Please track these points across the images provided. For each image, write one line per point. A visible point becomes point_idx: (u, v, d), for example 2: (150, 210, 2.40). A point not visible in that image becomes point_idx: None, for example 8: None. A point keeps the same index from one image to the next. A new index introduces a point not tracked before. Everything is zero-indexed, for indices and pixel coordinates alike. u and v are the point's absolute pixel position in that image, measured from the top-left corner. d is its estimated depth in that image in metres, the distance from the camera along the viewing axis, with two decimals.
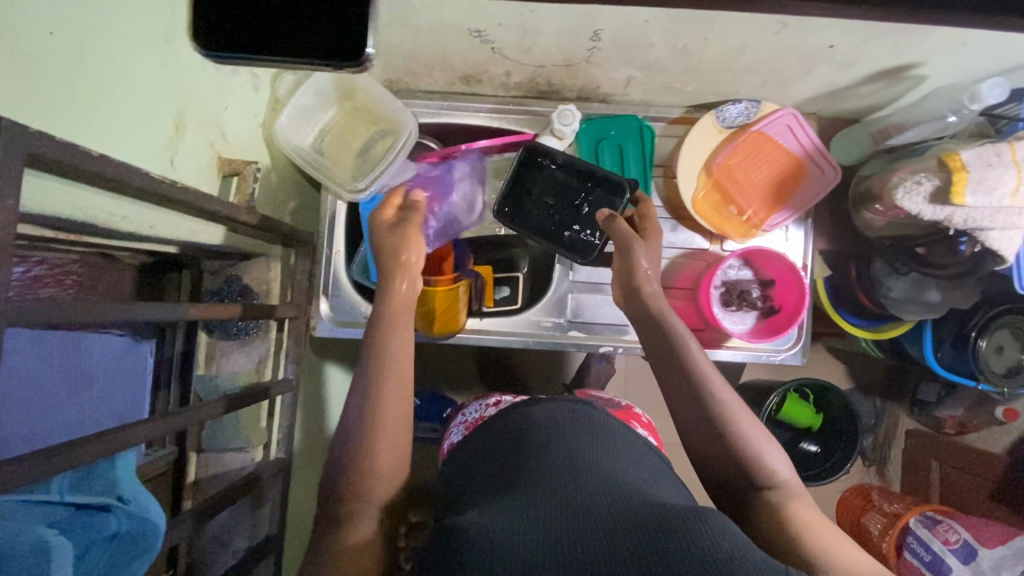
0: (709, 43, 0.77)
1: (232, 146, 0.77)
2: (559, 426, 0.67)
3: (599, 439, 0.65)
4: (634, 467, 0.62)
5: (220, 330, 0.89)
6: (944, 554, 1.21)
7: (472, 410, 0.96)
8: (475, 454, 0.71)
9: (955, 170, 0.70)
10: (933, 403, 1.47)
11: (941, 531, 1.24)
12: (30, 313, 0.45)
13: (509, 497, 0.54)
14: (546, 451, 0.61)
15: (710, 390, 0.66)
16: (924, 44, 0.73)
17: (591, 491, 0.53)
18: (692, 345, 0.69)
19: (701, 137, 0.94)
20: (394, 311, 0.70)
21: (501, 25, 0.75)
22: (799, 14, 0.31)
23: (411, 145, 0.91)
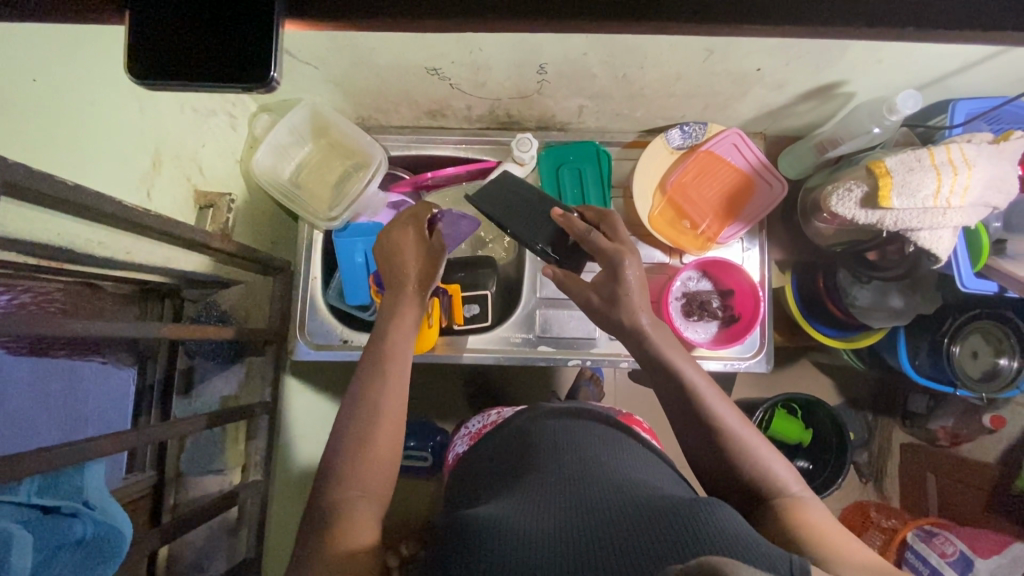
0: (647, 70, 0.84)
1: (209, 180, 0.82)
2: (567, 430, 0.69)
3: (609, 449, 0.65)
4: (643, 471, 0.62)
5: (199, 354, 0.92)
6: (942, 568, 1.20)
7: (476, 422, 0.98)
8: (474, 464, 0.74)
9: (881, 175, 0.76)
10: (923, 414, 1.47)
11: (937, 543, 1.24)
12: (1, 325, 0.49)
13: (528, 498, 0.55)
14: (550, 452, 0.64)
15: (705, 407, 0.70)
16: (842, 63, 0.80)
17: (602, 487, 0.56)
18: (688, 369, 0.72)
19: (653, 159, 1.00)
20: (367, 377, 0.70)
21: (455, 63, 0.82)
22: (666, 29, 0.35)
23: (380, 174, 0.97)
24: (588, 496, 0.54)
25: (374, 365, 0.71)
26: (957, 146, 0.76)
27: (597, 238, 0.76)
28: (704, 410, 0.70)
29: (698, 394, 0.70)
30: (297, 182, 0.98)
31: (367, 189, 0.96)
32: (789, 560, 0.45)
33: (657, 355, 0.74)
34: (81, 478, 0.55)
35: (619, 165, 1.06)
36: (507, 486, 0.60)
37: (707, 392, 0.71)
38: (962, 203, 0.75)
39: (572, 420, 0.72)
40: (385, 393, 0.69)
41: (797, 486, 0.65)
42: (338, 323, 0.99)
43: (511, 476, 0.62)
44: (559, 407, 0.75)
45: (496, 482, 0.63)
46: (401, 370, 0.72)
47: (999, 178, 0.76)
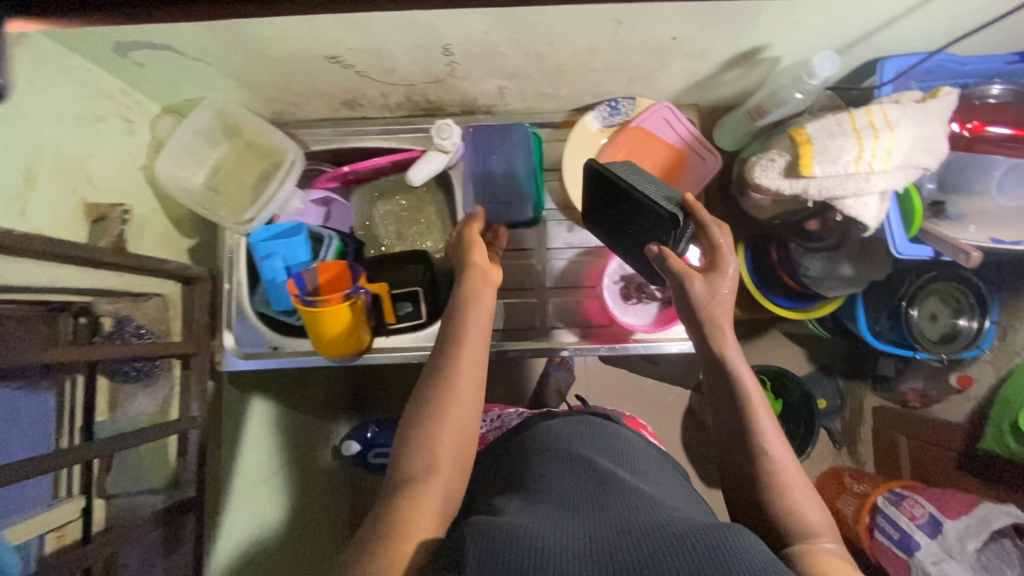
0: (558, 46, 0.79)
1: (102, 191, 0.78)
2: (595, 450, 0.77)
3: (631, 468, 0.75)
4: (658, 489, 0.72)
5: (118, 373, 0.89)
6: (912, 531, 1.22)
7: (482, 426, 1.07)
8: (510, 476, 0.78)
9: (801, 143, 0.73)
10: (892, 377, 1.48)
11: (907, 507, 1.25)
12: None
13: (561, 520, 0.60)
14: (581, 473, 0.71)
15: (751, 419, 0.69)
16: (759, 29, 0.76)
17: (619, 498, 0.65)
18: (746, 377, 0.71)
19: (584, 138, 0.96)
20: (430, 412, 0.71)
21: (352, 49, 0.78)
22: None
23: (295, 171, 0.95)
24: (610, 509, 0.63)
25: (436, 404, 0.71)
26: (879, 107, 0.72)
27: (715, 232, 0.73)
28: (749, 423, 0.69)
29: (749, 406, 0.69)
30: (213, 186, 0.94)
31: (283, 186, 0.94)
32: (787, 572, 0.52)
33: (718, 360, 0.72)
34: None
35: (552, 147, 1.02)
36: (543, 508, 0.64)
37: (755, 403, 0.69)
38: (885, 167, 0.72)
39: (592, 425, 0.85)
40: (456, 409, 0.71)
41: (827, 535, 0.62)
42: (267, 329, 0.97)
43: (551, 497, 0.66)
44: (590, 425, 0.84)
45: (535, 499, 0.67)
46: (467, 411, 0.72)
47: (925, 138, 0.72)
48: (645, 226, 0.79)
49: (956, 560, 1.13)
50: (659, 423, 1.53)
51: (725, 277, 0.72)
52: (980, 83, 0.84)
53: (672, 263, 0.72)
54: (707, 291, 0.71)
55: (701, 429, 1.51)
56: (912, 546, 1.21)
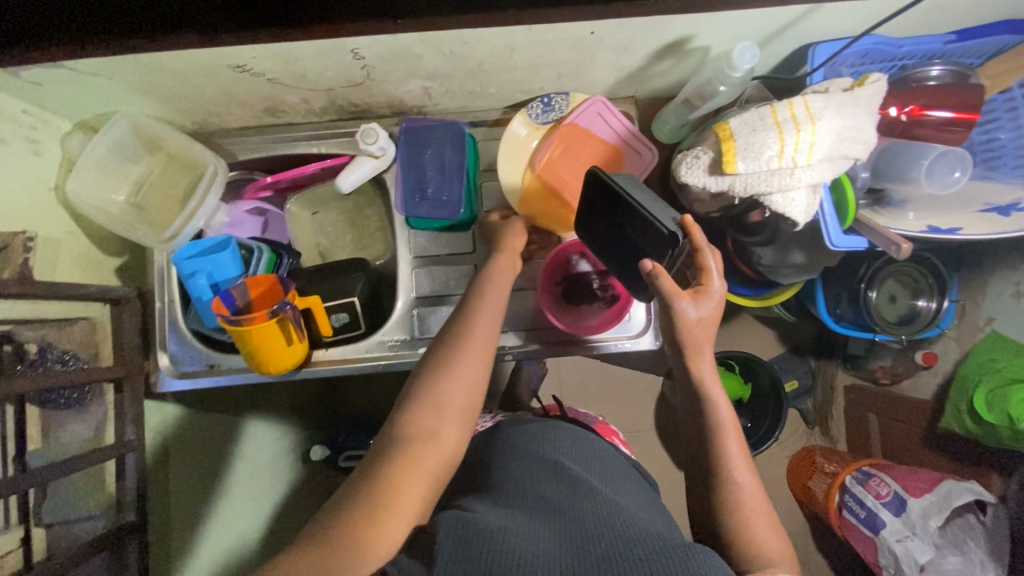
0: (474, 45, 0.76)
1: (6, 218, 0.74)
2: (567, 452, 0.76)
3: (601, 473, 0.74)
4: (625, 495, 0.71)
5: (47, 401, 0.84)
6: (878, 509, 1.23)
7: None
8: (478, 470, 0.78)
9: (724, 139, 0.70)
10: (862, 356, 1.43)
11: (873, 486, 1.26)
12: None
13: (535, 525, 0.60)
14: (554, 482, 0.69)
15: (722, 442, 0.70)
16: (679, 20, 0.73)
17: (592, 502, 0.65)
18: (722, 400, 0.72)
19: (515, 138, 0.93)
20: (426, 405, 0.67)
21: (258, 57, 0.74)
22: None
23: (218, 182, 0.92)
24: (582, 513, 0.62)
25: (429, 400, 0.68)
26: (801, 99, 0.70)
27: (708, 255, 0.72)
28: (720, 447, 0.70)
29: (724, 430, 0.70)
30: (136, 203, 0.92)
31: (205, 201, 0.91)
32: None
33: (696, 379, 0.73)
34: None
35: (489, 146, 0.99)
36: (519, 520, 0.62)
37: (728, 427, 0.71)
38: (810, 160, 0.70)
39: (573, 427, 0.83)
40: (446, 406, 0.68)
41: (784, 566, 0.63)
42: (203, 345, 0.94)
43: (522, 499, 0.66)
44: (568, 428, 0.82)
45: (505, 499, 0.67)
46: (457, 417, 0.68)
47: (851, 127, 0.70)
48: (638, 242, 0.77)
49: (919, 538, 1.16)
50: (629, 415, 1.52)
51: (711, 299, 0.72)
52: (919, 66, 0.82)
53: (662, 283, 0.70)
54: (695, 311, 0.71)
55: (671, 419, 1.51)
56: (878, 525, 1.22)
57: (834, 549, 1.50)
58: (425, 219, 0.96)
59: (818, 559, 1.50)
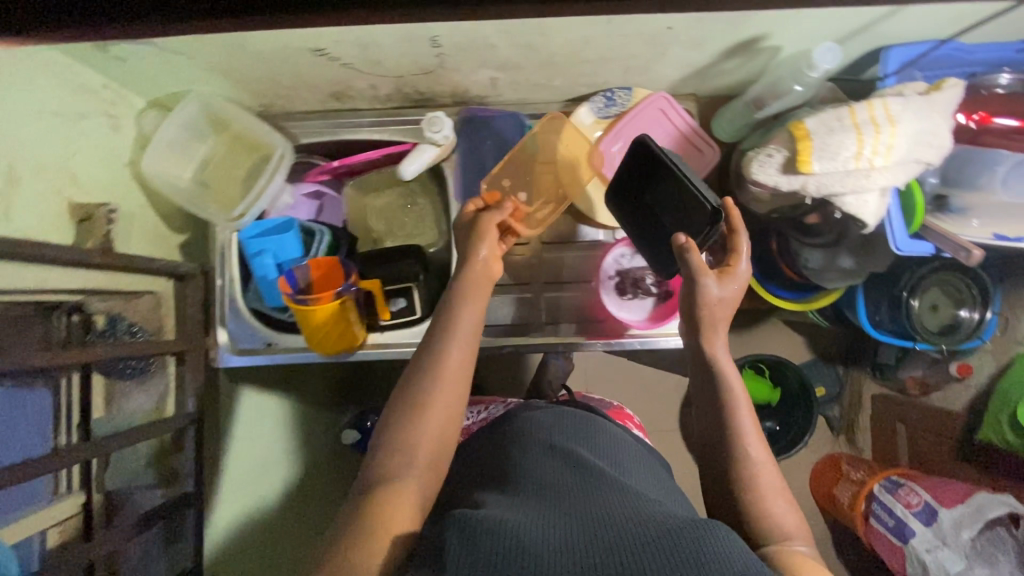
0: (550, 37, 0.76)
1: (88, 189, 0.76)
2: (570, 436, 0.72)
3: (608, 457, 0.69)
4: (640, 482, 0.66)
5: (115, 371, 0.88)
6: (908, 519, 1.22)
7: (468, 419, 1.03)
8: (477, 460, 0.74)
9: (800, 138, 0.71)
10: (892, 364, 1.41)
11: (903, 495, 1.25)
12: None
13: (530, 506, 0.56)
14: (554, 460, 0.65)
15: (734, 417, 0.67)
16: (759, 17, 0.73)
17: (598, 482, 0.60)
18: (733, 375, 0.69)
19: (576, 131, 0.94)
20: (428, 368, 0.66)
21: (339, 42, 0.75)
22: None
23: (286, 164, 0.94)
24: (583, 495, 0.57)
25: (428, 365, 0.66)
26: (881, 101, 0.70)
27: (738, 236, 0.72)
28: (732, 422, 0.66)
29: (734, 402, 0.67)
30: (201, 181, 0.93)
31: (273, 181, 0.93)
32: None
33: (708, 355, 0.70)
34: None
35: (546, 138, 1.00)
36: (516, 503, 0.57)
37: (740, 400, 0.67)
38: (886, 163, 0.70)
39: (573, 413, 0.76)
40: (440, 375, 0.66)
41: (800, 540, 0.60)
42: (260, 324, 0.96)
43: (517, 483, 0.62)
44: (567, 411, 0.79)
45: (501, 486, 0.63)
46: (459, 376, 0.67)
47: (928, 131, 0.70)
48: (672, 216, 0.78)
49: (948, 548, 1.14)
50: (657, 413, 1.53)
51: (735, 276, 0.71)
52: (988, 73, 0.82)
53: (690, 255, 0.70)
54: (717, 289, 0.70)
55: None
56: (907, 534, 1.21)
57: (856, 556, 1.50)
58: None
59: (839, 564, 1.50)
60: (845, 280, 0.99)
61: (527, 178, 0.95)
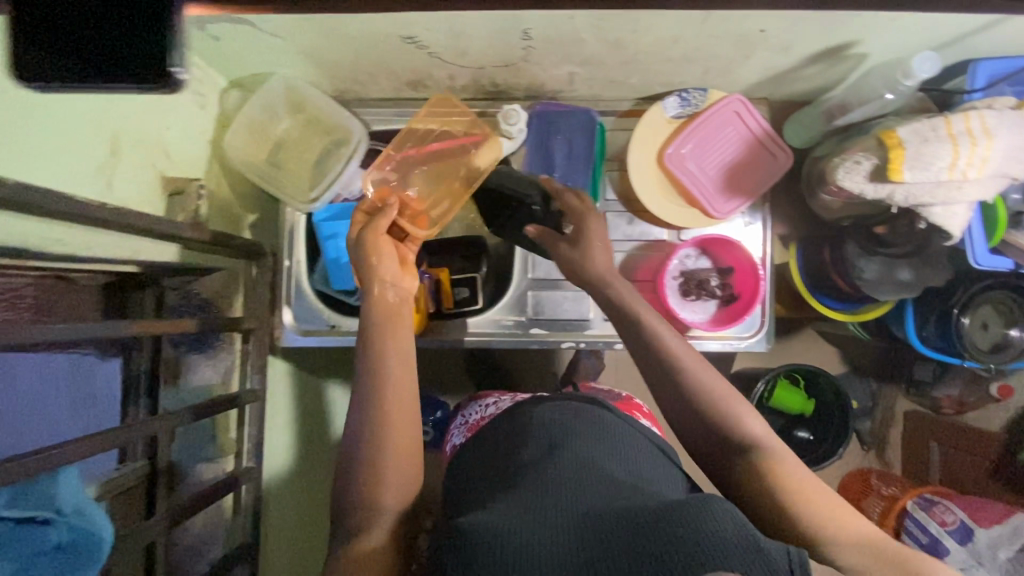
0: (641, 34, 0.77)
1: (176, 164, 0.78)
2: (560, 416, 0.66)
3: (603, 440, 0.62)
4: (640, 472, 0.60)
5: (186, 344, 0.92)
6: (942, 536, 1.11)
7: (472, 412, 0.95)
8: (473, 451, 0.69)
9: (892, 147, 0.70)
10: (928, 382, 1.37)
11: (937, 511, 1.14)
12: None
13: (519, 497, 0.53)
14: (516, 438, 0.64)
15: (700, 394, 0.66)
16: (856, 23, 0.73)
17: (587, 474, 0.56)
18: (685, 356, 0.68)
19: (649, 129, 0.94)
20: (375, 368, 0.66)
21: (431, 30, 0.76)
22: None
23: (361, 152, 0.94)
24: (552, 481, 0.54)
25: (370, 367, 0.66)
26: (975, 113, 0.70)
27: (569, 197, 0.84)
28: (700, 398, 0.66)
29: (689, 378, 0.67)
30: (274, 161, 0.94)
31: (347, 168, 0.93)
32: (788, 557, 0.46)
33: (654, 345, 0.69)
34: (53, 487, 0.54)
35: (614, 136, 1.00)
36: (492, 495, 0.56)
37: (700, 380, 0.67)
38: (978, 176, 0.70)
39: (533, 402, 0.71)
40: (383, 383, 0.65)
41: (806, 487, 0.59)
42: (324, 307, 0.97)
43: (508, 476, 0.58)
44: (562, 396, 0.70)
45: (491, 482, 0.60)
46: (404, 362, 0.67)
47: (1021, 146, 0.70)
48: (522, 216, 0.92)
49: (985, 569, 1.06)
50: None
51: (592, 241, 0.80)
52: None
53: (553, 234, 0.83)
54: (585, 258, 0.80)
55: None
56: (942, 551, 1.09)
57: None
58: None
59: None
60: (900, 294, 0.95)
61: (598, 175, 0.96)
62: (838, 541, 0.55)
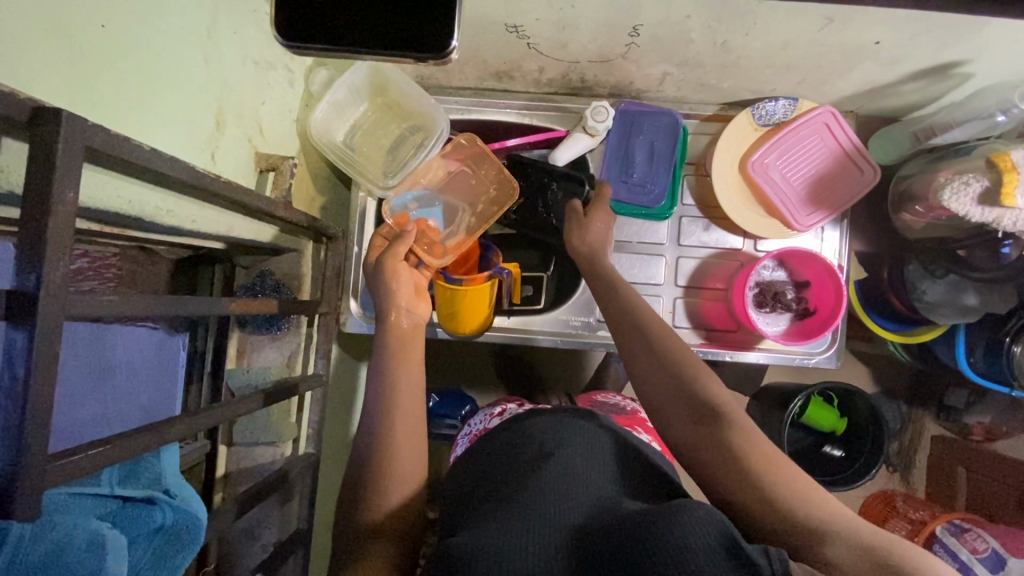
0: (751, 39, 0.75)
1: (268, 141, 0.78)
2: (555, 427, 0.60)
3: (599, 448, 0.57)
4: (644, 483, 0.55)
5: (251, 324, 0.90)
6: (972, 564, 1.02)
7: (478, 419, 0.86)
8: (477, 458, 0.63)
9: (1006, 171, 0.69)
10: (961, 408, 1.26)
11: (968, 538, 1.05)
12: (100, 307, 0.44)
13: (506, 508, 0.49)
14: (511, 450, 0.59)
15: (687, 375, 0.62)
16: (974, 40, 0.71)
17: (574, 489, 0.50)
18: (670, 342, 0.65)
19: (735, 136, 0.92)
20: (394, 377, 0.66)
21: (539, 20, 0.74)
22: None
23: (439, 145, 0.91)
24: (532, 488, 0.50)
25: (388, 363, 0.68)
26: None
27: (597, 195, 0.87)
28: (686, 380, 0.61)
29: (675, 361, 0.63)
30: (351, 145, 0.91)
31: (426, 157, 0.91)
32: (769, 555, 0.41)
33: (641, 330, 0.67)
34: (159, 464, 0.54)
35: (694, 140, 0.98)
36: (486, 503, 0.52)
37: (683, 360, 0.63)
38: None
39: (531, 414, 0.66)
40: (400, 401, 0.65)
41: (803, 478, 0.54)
42: None
43: (498, 484, 0.54)
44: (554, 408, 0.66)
45: (484, 490, 0.55)
46: (417, 376, 0.68)
47: None
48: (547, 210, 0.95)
49: None
50: None
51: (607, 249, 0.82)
52: None
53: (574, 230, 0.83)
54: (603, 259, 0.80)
55: None
56: None
57: None
58: (626, 204, 0.95)
59: None
60: (960, 319, 0.93)
61: (678, 177, 0.94)
62: (836, 533, 0.48)
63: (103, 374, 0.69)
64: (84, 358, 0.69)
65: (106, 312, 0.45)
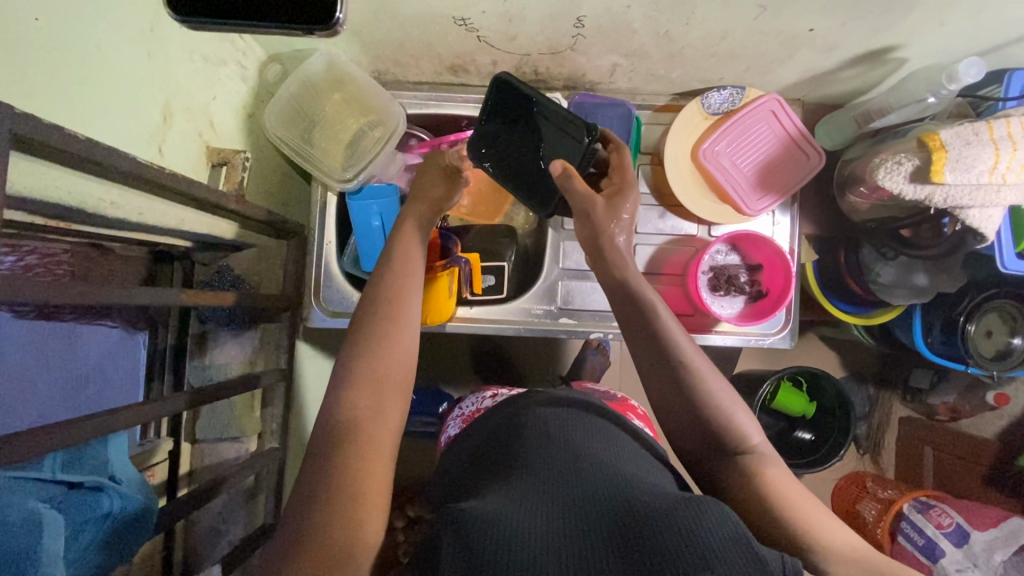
0: (692, 28, 0.78)
1: (220, 136, 0.78)
2: (558, 417, 0.60)
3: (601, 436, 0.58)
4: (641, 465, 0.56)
5: (212, 320, 0.90)
6: (937, 538, 1.03)
7: (469, 403, 0.87)
8: (457, 453, 0.64)
9: (935, 149, 0.72)
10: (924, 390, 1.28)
11: (932, 514, 1.06)
12: (31, 291, 0.44)
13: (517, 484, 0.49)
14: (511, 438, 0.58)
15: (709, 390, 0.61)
16: (900, 27, 0.75)
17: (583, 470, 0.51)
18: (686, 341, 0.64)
19: (686, 125, 0.95)
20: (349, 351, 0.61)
21: (485, 13, 0.76)
22: None
23: (395, 140, 0.92)
24: (539, 472, 0.50)
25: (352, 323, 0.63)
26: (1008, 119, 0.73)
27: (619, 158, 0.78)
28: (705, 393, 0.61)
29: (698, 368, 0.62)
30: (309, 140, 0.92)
31: (383, 151, 0.91)
32: (780, 556, 0.42)
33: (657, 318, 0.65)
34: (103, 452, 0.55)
35: (649, 130, 1.01)
36: (489, 485, 0.52)
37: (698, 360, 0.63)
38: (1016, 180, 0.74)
39: (525, 400, 0.65)
40: None
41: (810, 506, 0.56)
42: (355, 290, 0.94)
43: (503, 469, 0.53)
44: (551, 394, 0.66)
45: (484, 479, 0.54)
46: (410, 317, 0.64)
47: None
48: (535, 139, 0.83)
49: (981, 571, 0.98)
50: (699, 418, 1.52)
51: (627, 203, 0.73)
52: None
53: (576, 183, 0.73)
54: (609, 217, 0.71)
55: None
56: (937, 556, 1.01)
57: None
58: None
59: None
60: (914, 299, 0.96)
61: None
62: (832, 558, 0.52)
63: (79, 383, 0.70)
64: (59, 366, 0.68)
65: (37, 298, 0.45)
